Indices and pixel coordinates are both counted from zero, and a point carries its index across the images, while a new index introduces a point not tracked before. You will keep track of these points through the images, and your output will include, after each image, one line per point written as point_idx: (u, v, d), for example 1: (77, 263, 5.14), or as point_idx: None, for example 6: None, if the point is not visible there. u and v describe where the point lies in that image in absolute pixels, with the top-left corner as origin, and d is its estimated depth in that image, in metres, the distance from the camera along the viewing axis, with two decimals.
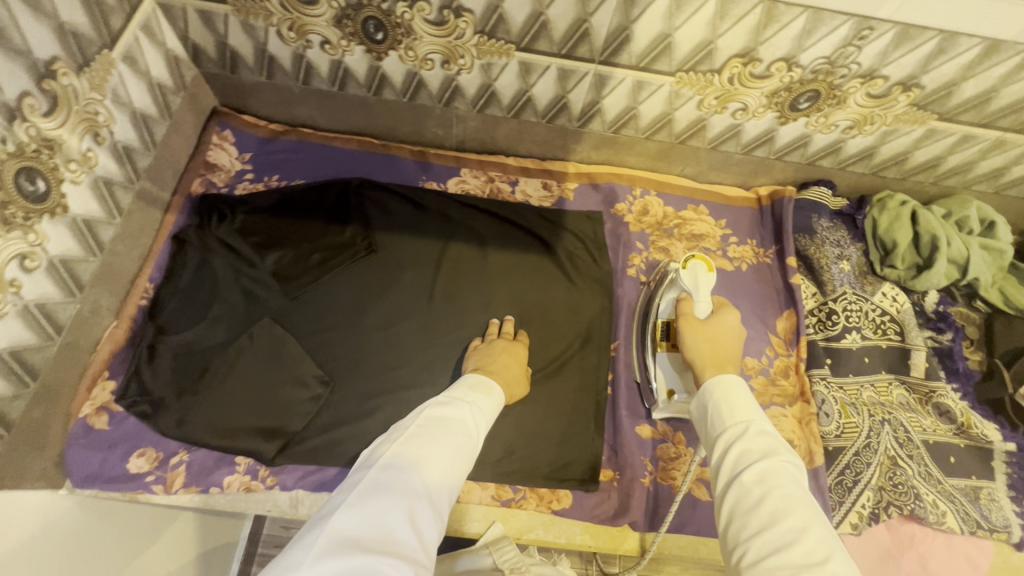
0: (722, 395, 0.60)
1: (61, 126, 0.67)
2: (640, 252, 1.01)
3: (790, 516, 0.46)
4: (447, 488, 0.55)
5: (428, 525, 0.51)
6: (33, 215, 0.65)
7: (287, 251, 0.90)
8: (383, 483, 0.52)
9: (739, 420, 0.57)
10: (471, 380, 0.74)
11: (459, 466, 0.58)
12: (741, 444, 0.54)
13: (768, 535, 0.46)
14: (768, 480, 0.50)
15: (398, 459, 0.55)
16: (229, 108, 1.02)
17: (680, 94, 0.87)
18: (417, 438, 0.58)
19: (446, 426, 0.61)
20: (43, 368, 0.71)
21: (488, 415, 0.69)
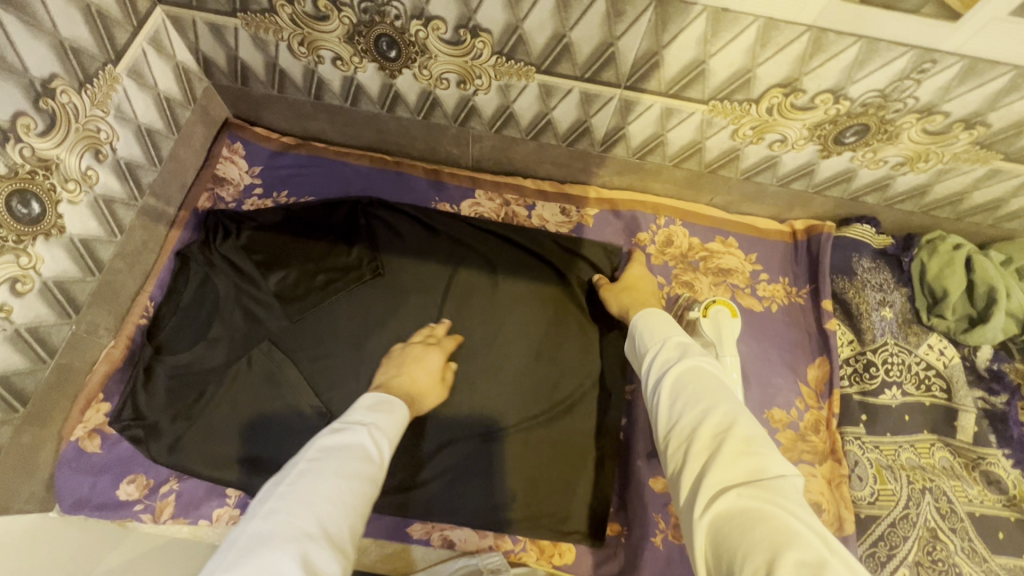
0: (648, 323, 0.72)
1: (59, 146, 0.65)
2: (661, 286, 0.94)
3: (701, 402, 0.55)
4: (347, 521, 0.50)
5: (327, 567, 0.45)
6: (26, 238, 0.63)
7: (290, 273, 0.87)
8: (263, 536, 0.47)
9: (661, 339, 0.67)
10: (368, 399, 0.69)
11: (362, 493, 0.54)
12: (665, 358, 0.64)
13: (686, 422, 0.55)
14: (690, 375, 0.59)
15: (282, 503, 0.50)
16: (241, 120, 1.00)
17: (712, 123, 0.80)
18: (306, 475, 0.53)
19: (339, 454, 0.56)
20: (33, 391, 0.69)
21: (392, 433, 0.64)
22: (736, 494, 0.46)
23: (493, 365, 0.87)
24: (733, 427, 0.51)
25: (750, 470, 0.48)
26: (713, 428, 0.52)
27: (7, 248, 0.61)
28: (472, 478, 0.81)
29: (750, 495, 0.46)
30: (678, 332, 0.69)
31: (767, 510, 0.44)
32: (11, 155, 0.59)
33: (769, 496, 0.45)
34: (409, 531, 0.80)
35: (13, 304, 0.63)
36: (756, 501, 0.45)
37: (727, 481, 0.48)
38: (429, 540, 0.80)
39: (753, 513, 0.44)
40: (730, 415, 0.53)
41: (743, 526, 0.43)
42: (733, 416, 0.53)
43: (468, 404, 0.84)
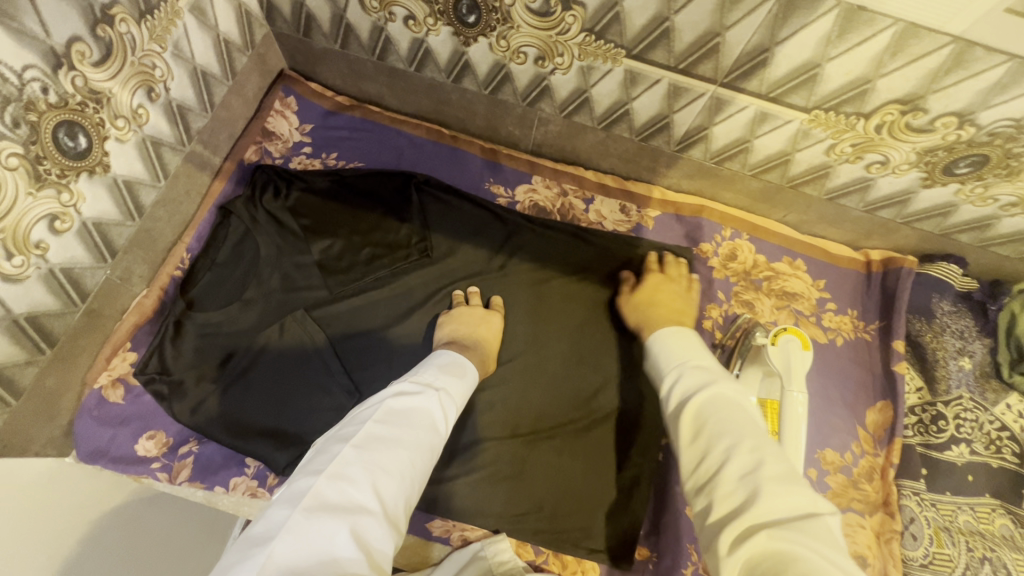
0: (662, 346, 0.62)
1: (112, 78, 0.60)
2: (719, 303, 0.88)
3: (726, 435, 0.47)
4: (405, 495, 0.49)
5: (382, 543, 0.45)
6: (69, 172, 0.59)
7: (336, 242, 0.84)
8: (331, 494, 0.45)
9: (675, 363, 0.58)
10: (442, 358, 0.67)
11: (420, 466, 0.52)
12: (680, 387, 0.55)
13: (710, 457, 0.48)
14: (722, 404, 0.51)
15: (348, 464, 0.48)
16: (297, 73, 0.95)
17: (809, 134, 0.73)
18: (375, 438, 0.51)
19: (410, 420, 0.54)
20: (62, 335, 0.65)
21: (459, 403, 0.63)
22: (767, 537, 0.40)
23: (532, 366, 0.82)
24: (763, 465, 0.45)
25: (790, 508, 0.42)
26: (739, 465, 0.45)
27: (49, 182, 0.57)
28: (499, 480, 0.77)
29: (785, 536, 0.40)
30: (703, 351, 0.60)
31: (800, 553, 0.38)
32: (63, 83, 0.55)
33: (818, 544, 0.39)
34: (428, 528, 0.76)
35: (51, 243, 0.59)
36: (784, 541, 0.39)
37: (754, 524, 0.41)
38: (447, 538, 0.76)
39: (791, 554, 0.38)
40: (757, 450, 0.46)
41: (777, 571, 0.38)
42: (763, 452, 0.46)
43: (503, 401, 0.80)
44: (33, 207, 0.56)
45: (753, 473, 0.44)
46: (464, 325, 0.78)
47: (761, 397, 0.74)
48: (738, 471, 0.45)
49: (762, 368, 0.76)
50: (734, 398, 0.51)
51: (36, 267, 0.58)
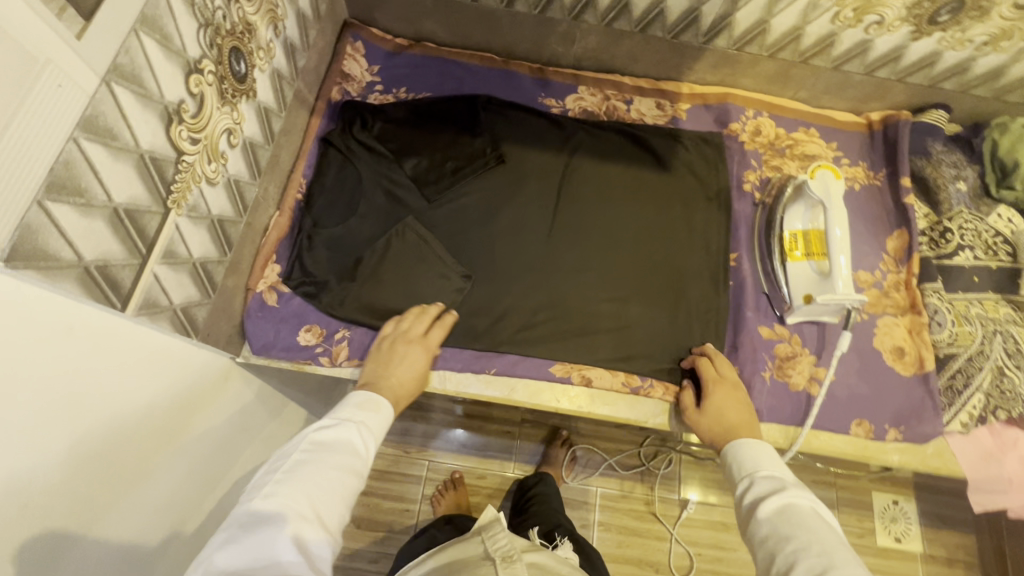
0: (735, 453, 0.73)
1: (257, 13, 0.72)
2: (753, 169, 1.04)
3: (794, 541, 0.57)
4: (337, 511, 0.60)
5: (320, 547, 0.55)
6: (237, 94, 0.71)
7: (423, 159, 0.97)
8: (264, 514, 0.55)
9: (749, 473, 0.69)
10: (357, 396, 0.75)
11: (349, 485, 0.62)
12: (752, 489, 0.67)
13: (779, 561, 0.57)
14: (789, 513, 0.61)
15: (280, 490, 0.58)
16: (359, 22, 1.07)
17: (817, 5, 0.88)
18: (304, 465, 0.61)
19: (333, 449, 0.64)
20: (235, 240, 0.77)
21: (380, 431, 0.72)
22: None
23: (609, 239, 0.97)
24: (834, 569, 0.53)
25: None
26: (809, 566, 0.54)
27: (228, 100, 0.68)
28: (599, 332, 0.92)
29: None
30: (770, 460, 0.71)
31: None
32: (232, 12, 0.67)
33: None
34: (550, 372, 0.89)
35: (229, 155, 0.71)
36: None
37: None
38: (569, 378, 0.88)
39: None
40: (828, 556, 0.54)
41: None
42: (831, 560, 0.54)
43: (589, 272, 0.95)
44: (219, 121, 0.68)
45: (825, 574, 0.53)
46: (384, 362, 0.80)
47: (807, 226, 0.90)
48: (807, 573, 0.54)
49: (803, 202, 0.91)
50: (805, 506, 0.62)
51: (222, 175, 0.70)
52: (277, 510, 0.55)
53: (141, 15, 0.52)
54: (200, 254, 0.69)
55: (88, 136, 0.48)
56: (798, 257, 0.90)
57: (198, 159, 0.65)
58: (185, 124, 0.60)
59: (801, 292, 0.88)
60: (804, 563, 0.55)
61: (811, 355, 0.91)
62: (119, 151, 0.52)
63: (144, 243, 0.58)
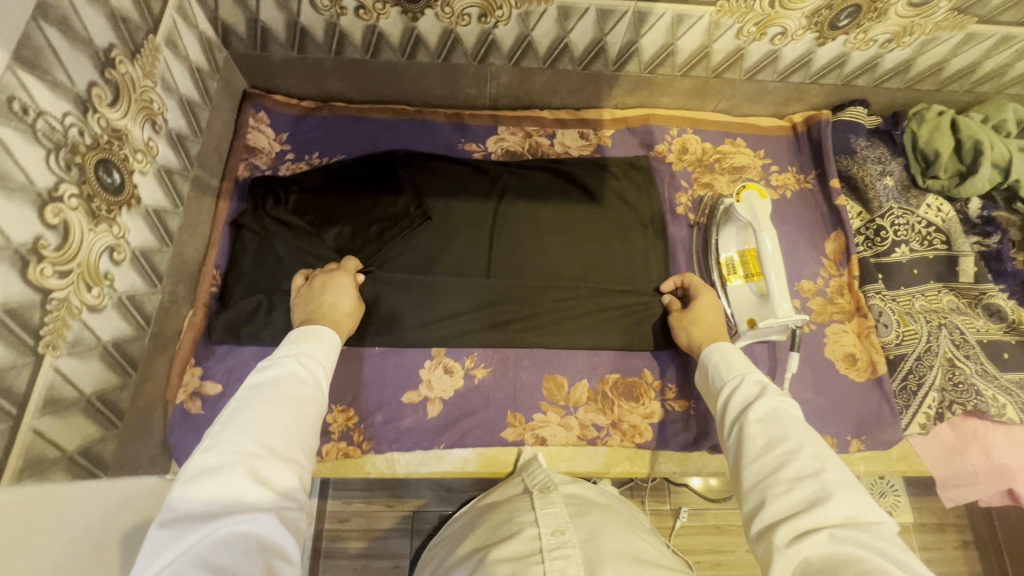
0: (720, 356, 0.71)
1: (125, 116, 0.67)
2: (684, 191, 1.02)
3: (785, 443, 0.56)
4: (294, 438, 0.56)
5: (283, 475, 0.52)
6: (114, 207, 0.65)
7: (345, 227, 0.92)
8: (211, 460, 0.50)
9: (739, 374, 0.67)
10: (294, 332, 0.70)
11: (305, 413, 0.59)
12: (741, 394, 0.64)
13: (766, 461, 0.56)
14: (777, 416, 0.59)
15: (222, 435, 0.53)
16: (259, 89, 1.01)
17: (720, 25, 0.87)
18: (244, 407, 0.56)
19: (276, 385, 0.59)
20: (140, 358, 0.72)
21: (327, 359, 0.68)
22: (829, 538, 0.47)
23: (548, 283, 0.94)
24: (822, 471, 0.52)
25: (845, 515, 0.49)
26: (800, 467, 0.53)
27: (102, 218, 0.63)
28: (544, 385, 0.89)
29: (844, 540, 0.47)
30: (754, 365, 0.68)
31: (858, 554, 0.45)
32: (91, 124, 0.61)
33: (871, 540, 0.46)
34: (502, 437, 0.85)
35: (114, 273, 0.66)
36: (850, 539, 0.47)
37: (814, 525, 0.49)
38: (522, 441, 0.85)
39: (846, 559, 0.45)
40: (818, 459, 0.53)
41: (833, 570, 0.45)
42: (819, 460, 0.53)
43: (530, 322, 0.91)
44: (96, 241, 0.62)
45: (813, 477, 0.52)
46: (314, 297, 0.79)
47: (741, 248, 0.89)
48: (795, 474, 0.53)
49: (735, 224, 0.89)
50: (792, 411, 0.59)
51: (109, 296, 0.65)
52: (224, 452, 0.51)
53: None
54: (95, 387, 0.63)
55: None
56: (732, 279, 0.89)
57: (73, 291, 0.59)
58: (47, 260, 0.55)
59: (743, 317, 0.87)
60: (791, 464, 0.54)
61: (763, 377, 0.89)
62: None
63: (14, 403, 0.52)
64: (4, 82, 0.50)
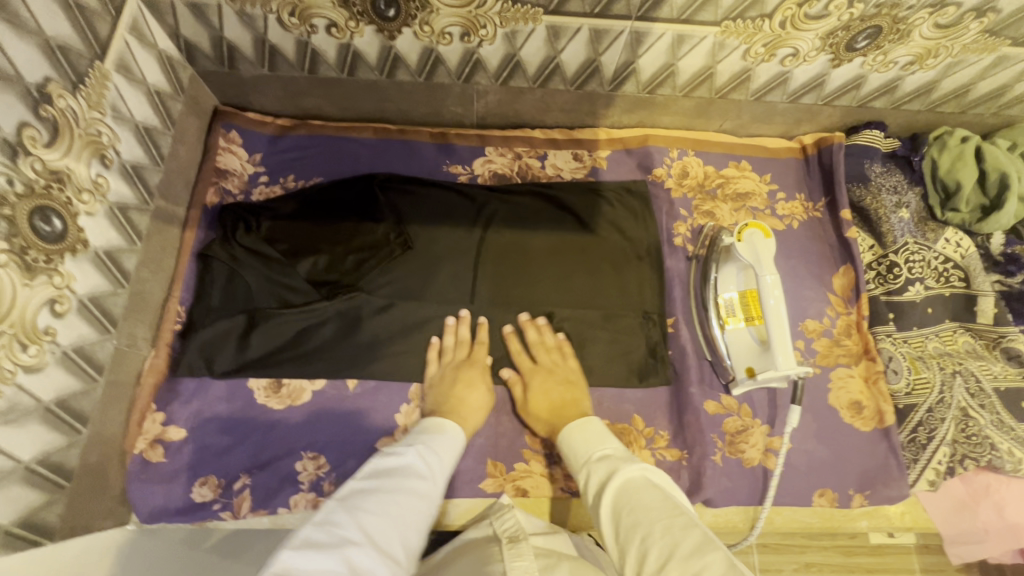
0: (570, 442, 0.69)
1: (66, 155, 0.61)
2: (684, 219, 0.96)
3: (639, 526, 0.53)
4: (397, 537, 0.51)
5: (377, 569, 0.46)
6: (55, 256, 0.60)
7: (321, 257, 0.86)
8: (319, 534, 0.46)
9: (585, 461, 0.65)
10: (419, 426, 0.71)
11: (412, 513, 0.55)
12: (595, 479, 0.62)
13: (632, 555, 0.52)
14: (621, 499, 0.57)
15: (337, 511, 0.50)
16: (231, 106, 0.95)
17: (725, 45, 0.79)
18: (359, 493, 0.54)
19: (394, 475, 0.58)
20: (92, 411, 0.68)
21: (444, 464, 0.66)
22: None
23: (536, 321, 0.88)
24: (675, 548, 0.49)
25: None
26: (657, 551, 0.50)
27: (39, 270, 0.58)
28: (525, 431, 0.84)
29: None
30: (600, 440, 0.67)
31: None
32: (23, 170, 0.56)
33: None
34: (481, 488, 0.81)
35: (57, 326, 0.61)
36: None
37: None
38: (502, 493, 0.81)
39: None
40: (666, 534, 0.51)
41: None
42: (672, 537, 0.50)
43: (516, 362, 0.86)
44: (33, 296, 0.57)
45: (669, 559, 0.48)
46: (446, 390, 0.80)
47: (742, 290, 0.83)
48: (656, 560, 0.49)
49: (737, 264, 0.84)
50: (643, 485, 0.57)
51: (51, 352, 0.60)
52: (335, 530, 0.47)
53: None
54: (35, 451, 0.59)
55: None
56: (728, 323, 0.83)
57: (4, 355, 0.54)
58: None
59: (743, 364, 0.81)
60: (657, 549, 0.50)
61: (762, 426, 0.83)
62: None
63: None
64: None
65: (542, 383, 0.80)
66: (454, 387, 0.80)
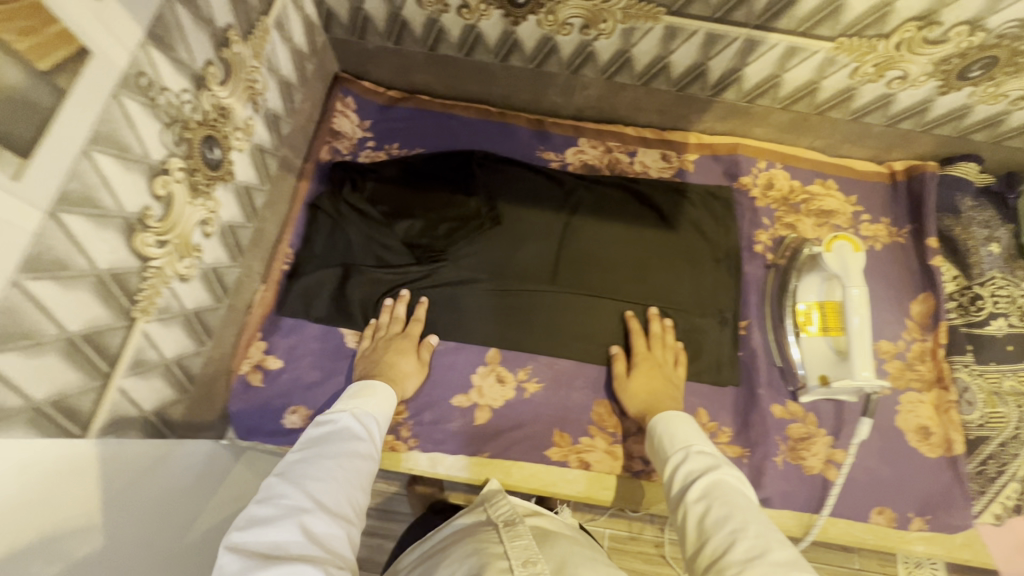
0: (665, 426, 0.69)
1: (232, 94, 0.68)
2: (766, 228, 0.98)
3: (733, 518, 0.52)
4: (346, 495, 0.55)
5: (333, 530, 0.51)
6: (212, 182, 0.67)
7: (415, 222, 0.91)
8: (262, 511, 0.51)
9: (682, 446, 0.64)
10: (353, 387, 0.73)
11: (358, 471, 0.59)
12: (690, 466, 0.61)
13: (717, 542, 0.52)
14: (718, 491, 0.56)
15: (280, 485, 0.54)
16: (350, 75, 1.03)
17: (835, 61, 0.82)
18: (305, 463, 0.57)
19: (328, 439, 0.61)
20: (215, 327, 0.75)
21: (380, 417, 0.69)
22: None
23: (611, 307, 0.92)
24: (769, 550, 0.48)
25: None
26: (747, 547, 0.49)
27: (201, 191, 0.65)
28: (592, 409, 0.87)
29: None
30: (700, 435, 0.66)
31: None
32: (202, 101, 0.63)
33: None
34: (545, 455, 0.84)
35: (204, 245, 0.68)
36: None
37: None
38: (566, 462, 0.84)
39: None
40: (764, 538, 0.50)
41: None
42: (771, 540, 0.50)
43: (588, 342, 0.90)
44: (192, 214, 0.64)
45: (763, 558, 0.48)
46: (377, 357, 0.81)
47: (821, 299, 0.84)
48: (744, 554, 0.49)
49: (821, 275, 0.86)
50: (738, 489, 0.57)
51: (197, 268, 0.67)
52: (277, 505, 0.51)
53: (94, 133, 0.48)
54: (175, 352, 0.66)
55: (35, 275, 0.45)
56: (808, 331, 0.85)
57: (168, 261, 0.61)
58: (151, 230, 0.57)
59: (816, 372, 0.82)
60: (742, 548, 0.49)
61: (826, 436, 0.84)
62: (69, 279, 0.48)
63: (107, 362, 0.55)
64: (136, 57, 0.52)
65: (647, 371, 0.83)
66: (386, 354, 0.81)
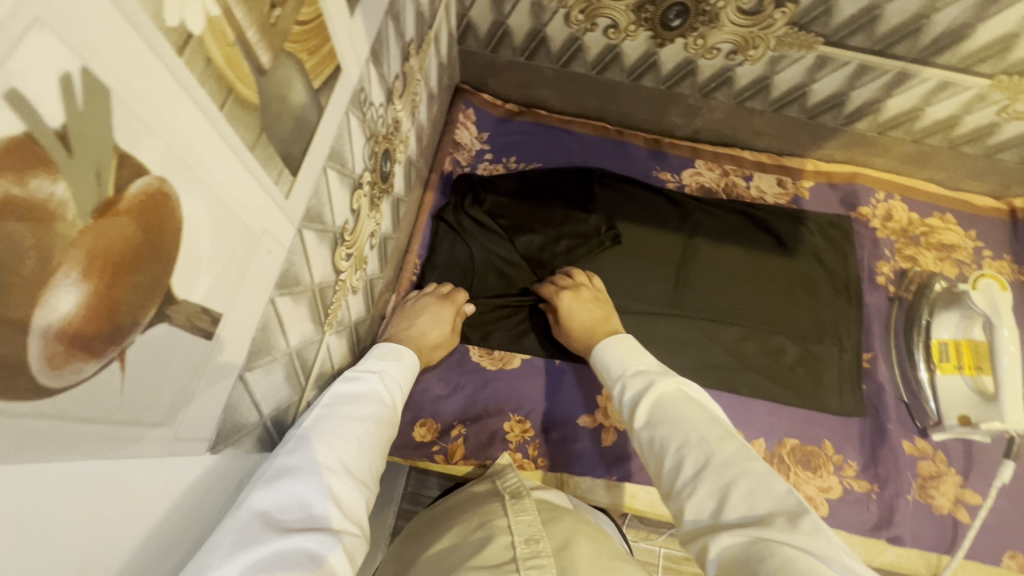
0: (606, 354, 0.67)
1: (403, 107, 0.69)
2: (886, 259, 0.96)
3: (679, 435, 0.53)
4: (365, 460, 0.51)
5: (353, 496, 0.48)
6: (382, 193, 0.67)
7: (535, 237, 0.92)
8: (287, 461, 0.46)
9: (620, 373, 0.63)
10: (377, 347, 0.68)
11: (376, 437, 0.55)
12: (629, 391, 0.60)
13: (669, 462, 0.52)
14: (661, 407, 0.56)
15: (307, 437, 0.49)
16: (471, 87, 1.03)
17: (986, 98, 0.82)
18: (326, 418, 0.52)
19: (357, 399, 0.56)
20: (361, 338, 0.74)
21: (402, 383, 0.65)
22: (729, 536, 0.43)
23: (731, 333, 0.91)
24: (712, 457, 0.50)
25: (743, 500, 0.46)
26: (694, 459, 0.50)
27: (376, 203, 0.65)
28: None
29: (739, 531, 0.43)
30: (644, 353, 0.65)
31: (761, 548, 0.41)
32: (388, 113, 0.63)
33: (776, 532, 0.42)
34: None
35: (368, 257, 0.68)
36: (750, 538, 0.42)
37: (713, 527, 0.45)
38: None
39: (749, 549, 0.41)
40: (705, 443, 0.51)
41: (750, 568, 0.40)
42: (712, 443, 0.51)
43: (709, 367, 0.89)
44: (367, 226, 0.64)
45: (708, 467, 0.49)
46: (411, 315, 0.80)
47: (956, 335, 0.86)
48: (693, 467, 0.50)
49: (958, 312, 0.86)
50: (677, 396, 0.57)
51: (361, 280, 0.67)
52: (304, 457, 0.47)
53: (331, 149, 0.48)
54: (338, 364, 0.66)
55: (282, 293, 0.44)
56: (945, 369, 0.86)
57: (350, 273, 0.61)
58: (345, 243, 0.57)
59: (954, 411, 0.83)
60: (690, 464, 0.50)
61: (956, 474, 0.83)
62: (298, 294, 0.48)
63: (303, 375, 0.54)
64: (363, 72, 0.52)
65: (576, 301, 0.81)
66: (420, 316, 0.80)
